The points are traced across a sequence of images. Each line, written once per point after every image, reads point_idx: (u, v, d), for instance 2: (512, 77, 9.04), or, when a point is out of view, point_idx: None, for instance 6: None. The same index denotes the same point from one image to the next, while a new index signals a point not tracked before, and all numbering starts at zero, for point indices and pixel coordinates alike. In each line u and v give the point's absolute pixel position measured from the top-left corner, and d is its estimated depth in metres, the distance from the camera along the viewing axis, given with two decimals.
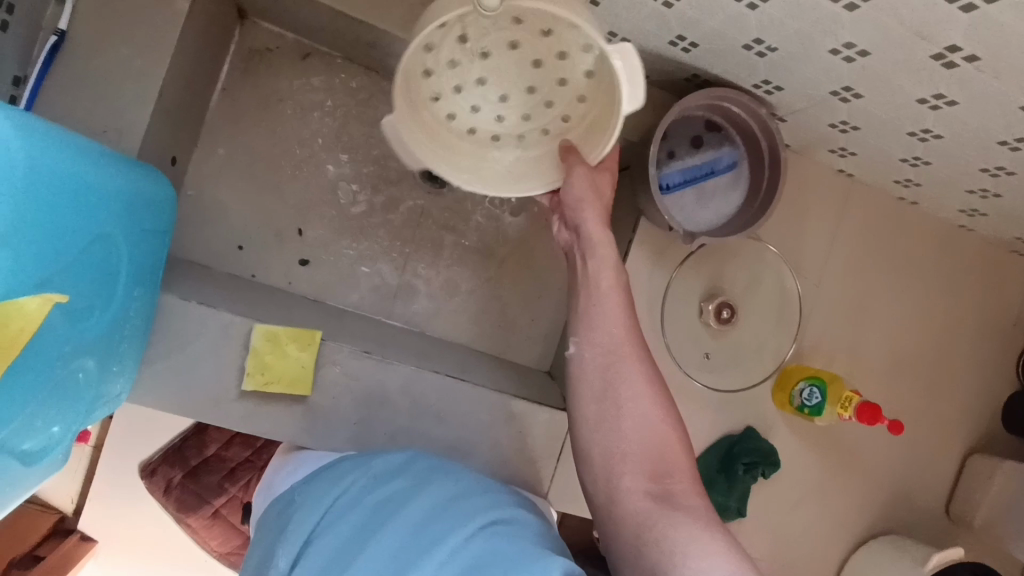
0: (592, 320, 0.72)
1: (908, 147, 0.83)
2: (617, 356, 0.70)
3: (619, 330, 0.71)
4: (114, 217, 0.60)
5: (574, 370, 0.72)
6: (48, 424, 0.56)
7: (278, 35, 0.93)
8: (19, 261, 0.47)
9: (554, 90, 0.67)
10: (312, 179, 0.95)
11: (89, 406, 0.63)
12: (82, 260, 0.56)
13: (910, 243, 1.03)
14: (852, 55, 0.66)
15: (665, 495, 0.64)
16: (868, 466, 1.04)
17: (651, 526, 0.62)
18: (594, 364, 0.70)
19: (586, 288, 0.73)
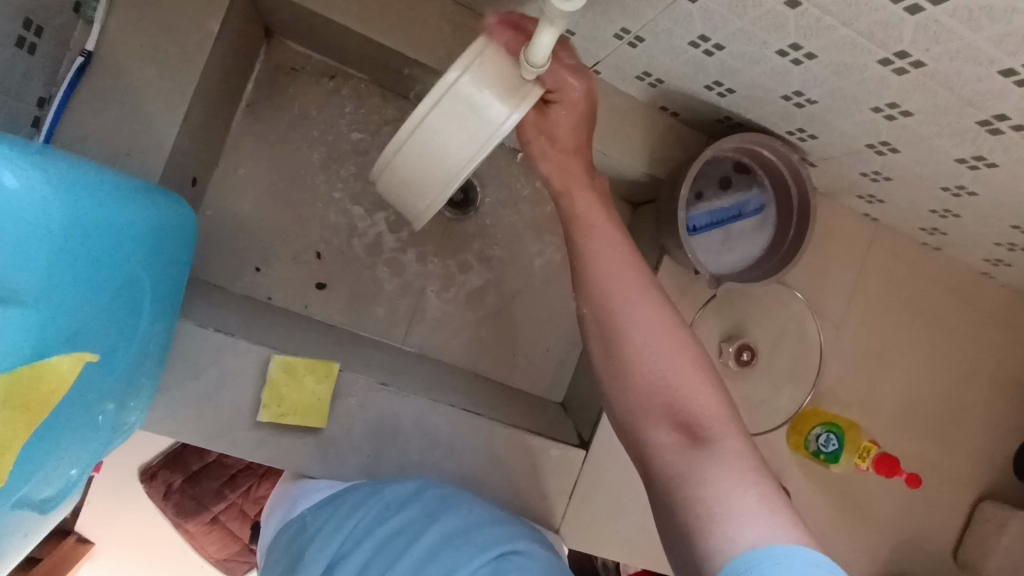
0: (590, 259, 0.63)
1: (939, 199, 0.82)
2: (619, 298, 0.61)
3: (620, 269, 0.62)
4: (140, 255, 0.59)
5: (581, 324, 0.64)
6: (69, 467, 0.55)
7: (305, 54, 0.91)
8: (50, 317, 0.46)
9: None
10: (332, 201, 0.93)
11: (108, 444, 0.62)
12: (107, 303, 0.55)
13: (931, 288, 1.03)
14: (894, 113, 0.65)
15: (700, 438, 0.55)
16: (878, 511, 1.04)
17: (687, 478, 0.54)
18: (598, 314, 0.62)
19: (578, 228, 0.65)
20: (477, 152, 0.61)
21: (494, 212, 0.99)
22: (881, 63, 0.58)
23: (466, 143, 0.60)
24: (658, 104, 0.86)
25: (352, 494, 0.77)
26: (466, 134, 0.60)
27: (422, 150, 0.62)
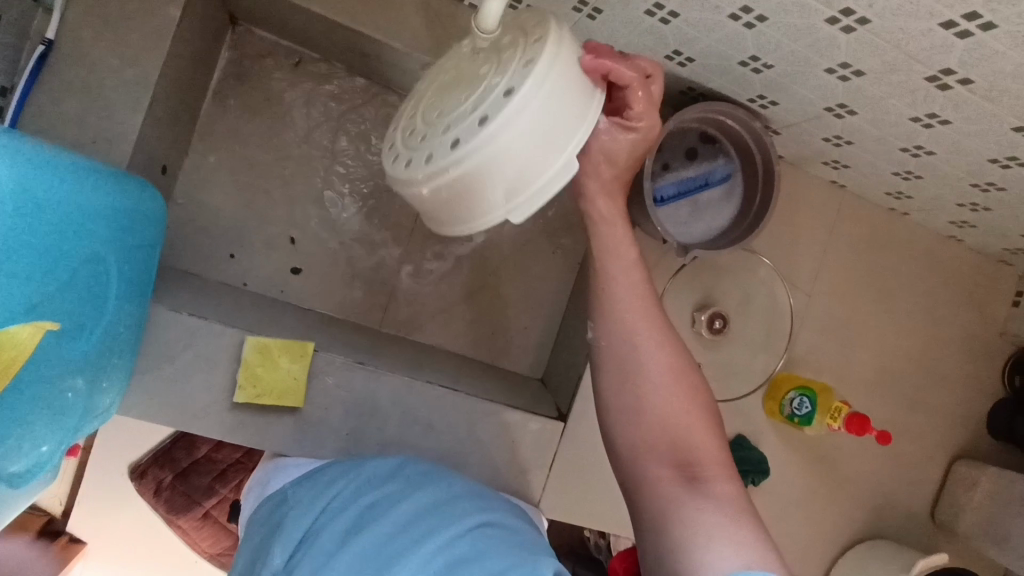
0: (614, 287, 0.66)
1: (900, 162, 0.83)
2: (634, 335, 0.65)
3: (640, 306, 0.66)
4: (104, 235, 0.60)
5: (593, 355, 0.68)
6: (36, 442, 0.56)
7: (271, 41, 0.92)
8: (9, 289, 0.47)
9: (487, 70, 0.57)
10: (305, 187, 0.94)
11: (79, 422, 0.63)
12: (73, 279, 0.56)
13: (900, 253, 1.05)
14: (847, 74, 0.66)
15: (693, 480, 0.61)
16: (853, 471, 1.06)
17: (677, 511, 0.59)
18: (611, 348, 0.66)
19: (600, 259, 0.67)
20: (576, 143, 0.55)
21: None
22: (829, 21, 0.59)
23: (566, 141, 0.55)
24: None
25: (336, 472, 0.78)
26: (572, 122, 0.55)
27: (521, 164, 0.54)
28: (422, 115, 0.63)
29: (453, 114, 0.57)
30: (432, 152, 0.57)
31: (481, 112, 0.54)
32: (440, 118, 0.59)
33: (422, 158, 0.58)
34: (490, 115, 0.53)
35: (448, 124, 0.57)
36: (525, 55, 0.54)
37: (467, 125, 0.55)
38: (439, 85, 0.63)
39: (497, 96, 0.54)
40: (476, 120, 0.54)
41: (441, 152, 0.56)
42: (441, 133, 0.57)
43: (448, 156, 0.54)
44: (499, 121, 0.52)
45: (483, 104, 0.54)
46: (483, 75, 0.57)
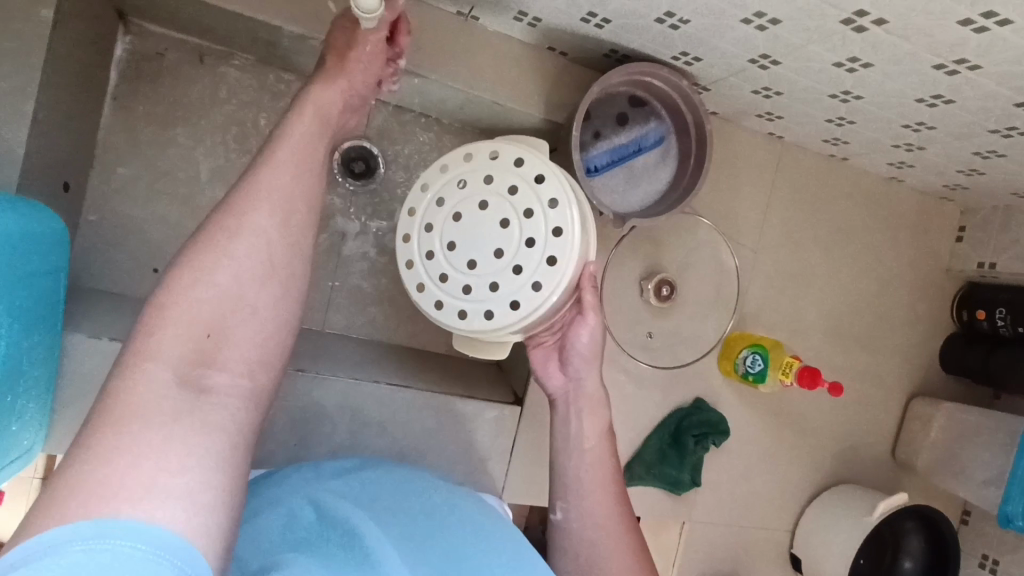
0: (575, 461, 0.76)
1: (831, 109, 0.82)
2: (601, 524, 0.75)
3: (599, 470, 0.76)
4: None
5: (559, 533, 0.76)
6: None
7: (168, 36, 0.86)
8: None
9: (507, 212, 0.70)
10: (225, 189, 0.89)
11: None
12: None
13: (842, 200, 1.04)
14: (764, 23, 0.64)
15: None
16: (813, 420, 1.08)
17: None
18: (579, 532, 0.75)
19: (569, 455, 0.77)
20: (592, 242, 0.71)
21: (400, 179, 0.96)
22: None
23: (587, 241, 0.71)
24: (543, 45, 0.83)
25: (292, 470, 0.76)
26: (588, 231, 0.71)
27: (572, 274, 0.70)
28: (455, 254, 0.71)
29: (491, 247, 0.70)
30: (494, 288, 0.69)
31: (528, 242, 0.69)
32: (471, 256, 0.70)
33: (479, 294, 0.70)
34: (554, 255, 0.68)
35: (491, 263, 0.70)
36: (544, 199, 0.69)
37: (517, 259, 0.69)
38: (448, 232, 0.71)
39: (547, 238, 0.69)
40: (535, 256, 0.69)
41: (503, 288, 0.69)
42: (489, 273, 0.70)
43: (534, 294, 0.69)
44: (564, 268, 0.68)
45: (529, 258, 0.69)
46: (510, 219, 0.70)
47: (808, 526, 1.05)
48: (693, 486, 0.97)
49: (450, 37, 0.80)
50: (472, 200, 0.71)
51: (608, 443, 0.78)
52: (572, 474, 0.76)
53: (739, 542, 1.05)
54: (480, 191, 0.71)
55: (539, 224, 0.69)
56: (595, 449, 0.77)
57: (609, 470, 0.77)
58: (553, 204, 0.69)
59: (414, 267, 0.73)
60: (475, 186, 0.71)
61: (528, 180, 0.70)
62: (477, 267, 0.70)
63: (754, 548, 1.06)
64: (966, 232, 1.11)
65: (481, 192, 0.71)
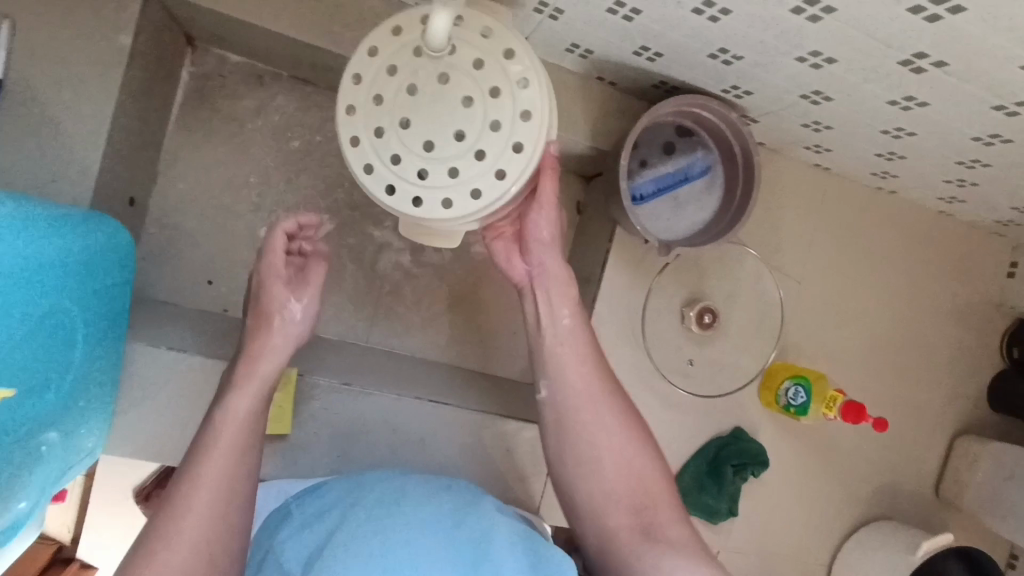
0: (569, 413, 0.75)
1: (882, 144, 0.81)
2: (586, 416, 0.74)
3: (599, 417, 0.74)
4: (62, 288, 0.59)
5: (549, 413, 0.76)
6: (11, 497, 0.58)
7: (232, 61, 0.90)
8: None
9: (469, 88, 0.65)
10: (278, 206, 0.92)
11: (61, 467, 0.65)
12: (32, 328, 0.55)
13: (888, 232, 1.03)
14: (819, 62, 0.64)
15: (648, 530, 0.70)
16: (853, 455, 1.06)
17: (636, 560, 0.69)
18: (568, 407, 0.75)
19: (545, 338, 0.77)
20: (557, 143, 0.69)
21: None
22: (794, 11, 0.57)
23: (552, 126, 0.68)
24: (592, 75, 0.85)
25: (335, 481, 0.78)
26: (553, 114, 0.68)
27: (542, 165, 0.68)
28: (410, 132, 0.65)
29: (449, 123, 0.65)
30: (456, 169, 0.65)
31: (491, 125, 0.65)
32: (429, 137, 0.65)
33: (438, 176, 0.65)
34: (519, 143, 0.65)
35: (448, 140, 0.65)
36: (503, 82, 0.65)
37: (478, 142, 0.65)
38: (398, 108, 0.65)
39: (511, 120, 0.65)
40: (500, 138, 0.65)
41: (466, 172, 0.65)
42: (449, 160, 0.65)
43: (498, 182, 0.65)
44: (534, 148, 0.65)
45: (492, 139, 0.65)
46: (465, 99, 0.64)
47: (846, 562, 1.03)
48: (730, 516, 0.96)
49: None
50: (426, 76, 0.64)
51: (611, 390, 0.76)
52: (573, 435, 0.74)
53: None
54: (437, 64, 0.64)
55: (503, 107, 0.65)
56: (591, 393, 0.75)
57: (609, 413, 0.74)
58: (518, 87, 0.65)
59: (361, 148, 0.66)
60: (426, 56, 0.64)
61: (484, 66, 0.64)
62: (435, 147, 0.65)
63: None
64: (1017, 268, 1.08)
65: (437, 66, 0.64)
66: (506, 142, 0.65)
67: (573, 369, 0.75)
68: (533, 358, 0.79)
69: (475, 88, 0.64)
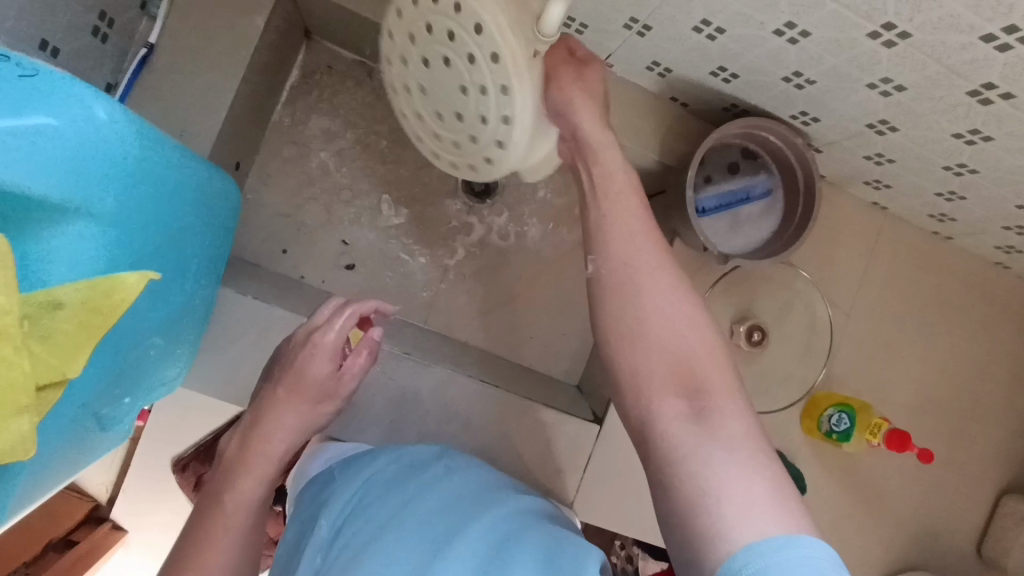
0: (607, 300, 0.55)
1: (943, 181, 0.85)
2: (637, 266, 0.55)
3: (661, 307, 0.54)
4: (195, 203, 0.65)
5: (591, 288, 0.58)
6: (121, 389, 0.62)
7: (339, 55, 0.99)
8: (131, 241, 0.53)
9: (439, 47, 0.49)
10: (361, 189, 1.00)
11: (155, 377, 0.69)
12: (167, 244, 0.61)
13: (943, 278, 1.04)
14: (889, 89, 0.69)
15: (703, 413, 0.50)
16: (892, 500, 1.04)
17: (685, 462, 0.49)
18: (611, 273, 0.56)
19: (593, 189, 0.59)
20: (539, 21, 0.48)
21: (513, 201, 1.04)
22: (870, 36, 0.62)
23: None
24: (667, 95, 0.91)
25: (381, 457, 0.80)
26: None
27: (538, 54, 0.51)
28: (428, 111, 0.56)
29: (446, 100, 0.53)
30: (483, 145, 0.55)
31: (489, 56, 0.48)
32: (446, 118, 0.55)
33: (475, 153, 0.56)
34: (503, 136, 0.53)
35: (462, 125, 0.55)
36: (493, 50, 0.47)
37: (475, 109, 0.52)
38: (406, 91, 0.56)
39: (495, 115, 0.52)
40: (484, 56, 0.48)
41: (491, 141, 0.54)
42: (469, 140, 0.56)
43: (516, 139, 0.54)
44: (516, 76, 0.48)
45: (477, 121, 0.52)
46: (457, 73, 0.50)
47: None
48: None
49: None
50: (418, 51, 0.52)
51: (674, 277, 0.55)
52: (613, 297, 0.55)
53: None
54: (402, 29, 0.51)
55: (458, 33, 0.48)
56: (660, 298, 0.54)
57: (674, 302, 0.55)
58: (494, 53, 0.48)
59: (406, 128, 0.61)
60: (398, 26, 0.52)
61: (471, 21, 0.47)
62: (434, 112, 0.55)
63: None
64: None
65: (401, 42, 0.52)
66: (488, 64, 0.48)
67: (624, 251, 0.56)
68: (581, 229, 0.61)
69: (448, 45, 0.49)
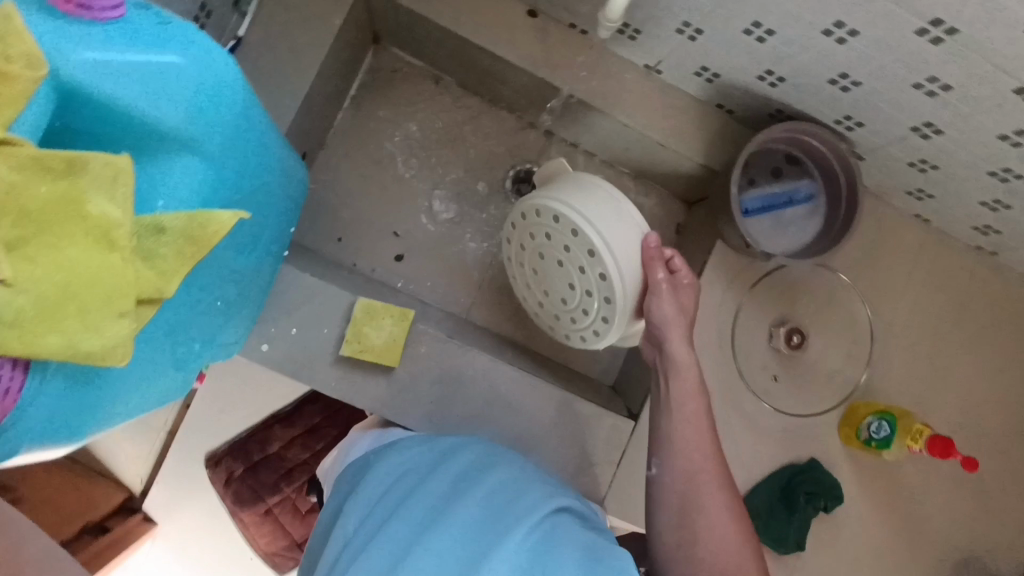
0: (678, 474, 0.75)
1: (988, 189, 0.86)
2: (699, 484, 0.74)
3: (710, 495, 0.73)
4: (274, 169, 0.68)
5: (654, 491, 0.77)
6: (187, 341, 0.64)
7: (402, 59, 1.05)
8: (223, 181, 0.56)
9: (563, 254, 0.80)
10: (414, 184, 1.04)
11: (217, 336, 0.71)
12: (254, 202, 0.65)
13: (988, 294, 1.03)
14: (936, 89, 0.72)
15: None
16: (937, 520, 1.01)
17: None
18: (675, 489, 0.75)
19: (665, 359, 0.81)
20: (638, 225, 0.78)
21: None
22: (919, 33, 0.65)
23: (624, 216, 0.78)
24: (713, 102, 0.94)
25: (409, 443, 0.81)
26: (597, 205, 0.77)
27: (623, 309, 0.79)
28: (555, 307, 0.86)
29: (563, 290, 0.83)
30: (586, 311, 0.82)
31: (589, 253, 0.77)
32: (563, 312, 0.85)
33: (583, 327, 0.84)
34: (600, 330, 0.82)
35: (570, 296, 0.83)
36: (600, 269, 0.78)
37: (582, 286, 0.80)
38: (542, 303, 0.88)
39: (603, 288, 0.79)
40: (592, 274, 0.78)
41: (592, 310, 0.81)
42: (585, 307, 0.82)
43: (607, 325, 0.81)
44: (615, 275, 0.77)
45: (589, 307, 0.81)
46: (568, 273, 0.81)
47: None
48: (795, 549, 0.95)
49: (634, 84, 0.93)
50: (546, 256, 0.82)
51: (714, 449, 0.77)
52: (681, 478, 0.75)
53: None
54: (540, 289, 0.87)
55: (565, 241, 0.79)
56: (705, 433, 0.77)
57: (721, 495, 0.73)
58: (604, 273, 0.77)
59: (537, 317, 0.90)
60: (538, 289, 0.87)
61: (586, 254, 0.78)
62: (549, 298, 0.86)
63: None
64: None
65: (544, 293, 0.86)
66: (592, 265, 0.78)
67: (688, 390, 0.78)
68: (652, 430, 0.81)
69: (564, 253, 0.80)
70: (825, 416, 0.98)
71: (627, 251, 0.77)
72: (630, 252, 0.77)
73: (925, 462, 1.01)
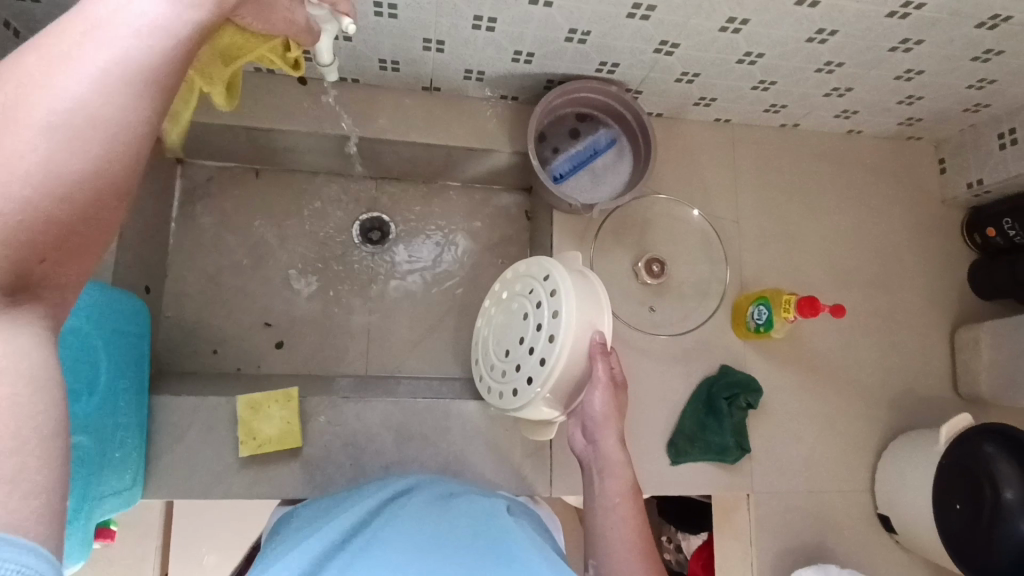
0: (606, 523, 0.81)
1: (748, 75, 0.94)
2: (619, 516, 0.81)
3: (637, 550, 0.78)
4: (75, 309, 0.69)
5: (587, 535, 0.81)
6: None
7: (213, 167, 1.09)
8: None
9: (534, 306, 0.86)
10: (268, 273, 1.07)
11: (93, 484, 0.71)
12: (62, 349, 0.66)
13: (808, 161, 1.12)
14: (645, 13, 0.80)
15: None
16: (855, 372, 1.07)
17: None
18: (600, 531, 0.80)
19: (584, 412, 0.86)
20: (601, 308, 0.82)
21: (409, 235, 1.11)
22: None
23: (601, 305, 0.82)
24: (497, 96, 1.01)
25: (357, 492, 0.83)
26: (585, 288, 0.82)
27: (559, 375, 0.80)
28: (500, 357, 0.90)
29: (517, 345, 0.87)
30: (521, 365, 0.85)
31: (553, 315, 0.81)
32: (502, 364, 0.89)
33: (509, 382, 0.86)
34: (517, 391, 0.84)
35: (518, 353, 0.87)
36: (549, 331, 0.81)
37: (532, 344, 0.84)
38: (490, 351, 0.93)
39: (541, 347, 0.82)
40: (546, 334, 0.82)
41: (523, 367, 0.84)
42: (520, 363, 0.85)
43: (528, 387, 0.82)
44: (564, 337, 0.79)
45: (525, 363, 0.84)
46: (528, 323, 0.86)
47: (884, 479, 1.01)
48: (741, 452, 0.98)
49: (420, 106, 0.99)
50: (520, 306, 0.89)
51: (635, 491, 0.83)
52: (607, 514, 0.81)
53: (816, 509, 1.01)
54: (498, 341, 0.91)
55: (541, 294, 0.85)
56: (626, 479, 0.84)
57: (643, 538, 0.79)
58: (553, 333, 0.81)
59: (478, 369, 0.95)
60: (497, 342, 0.92)
61: (550, 311, 0.82)
62: (498, 346, 0.91)
63: (834, 514, 1.02)
64: (946, 162, 1.15)
65: (500, 343, 0.91)
66: (549, 325, 0.82)
67: (608, 442, 0.84)
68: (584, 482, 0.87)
69: (533, 306, 0.86)
70: (715, 324, 1.03)
71: (578, 338, 0.80)
72: (578, 342, 0.81)
73: (820, 326, 1.07)
